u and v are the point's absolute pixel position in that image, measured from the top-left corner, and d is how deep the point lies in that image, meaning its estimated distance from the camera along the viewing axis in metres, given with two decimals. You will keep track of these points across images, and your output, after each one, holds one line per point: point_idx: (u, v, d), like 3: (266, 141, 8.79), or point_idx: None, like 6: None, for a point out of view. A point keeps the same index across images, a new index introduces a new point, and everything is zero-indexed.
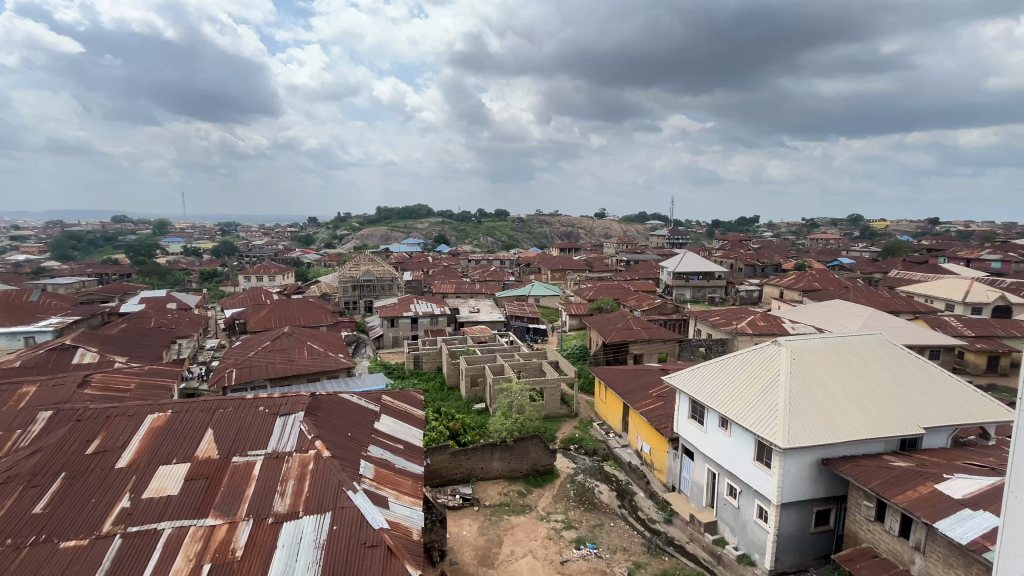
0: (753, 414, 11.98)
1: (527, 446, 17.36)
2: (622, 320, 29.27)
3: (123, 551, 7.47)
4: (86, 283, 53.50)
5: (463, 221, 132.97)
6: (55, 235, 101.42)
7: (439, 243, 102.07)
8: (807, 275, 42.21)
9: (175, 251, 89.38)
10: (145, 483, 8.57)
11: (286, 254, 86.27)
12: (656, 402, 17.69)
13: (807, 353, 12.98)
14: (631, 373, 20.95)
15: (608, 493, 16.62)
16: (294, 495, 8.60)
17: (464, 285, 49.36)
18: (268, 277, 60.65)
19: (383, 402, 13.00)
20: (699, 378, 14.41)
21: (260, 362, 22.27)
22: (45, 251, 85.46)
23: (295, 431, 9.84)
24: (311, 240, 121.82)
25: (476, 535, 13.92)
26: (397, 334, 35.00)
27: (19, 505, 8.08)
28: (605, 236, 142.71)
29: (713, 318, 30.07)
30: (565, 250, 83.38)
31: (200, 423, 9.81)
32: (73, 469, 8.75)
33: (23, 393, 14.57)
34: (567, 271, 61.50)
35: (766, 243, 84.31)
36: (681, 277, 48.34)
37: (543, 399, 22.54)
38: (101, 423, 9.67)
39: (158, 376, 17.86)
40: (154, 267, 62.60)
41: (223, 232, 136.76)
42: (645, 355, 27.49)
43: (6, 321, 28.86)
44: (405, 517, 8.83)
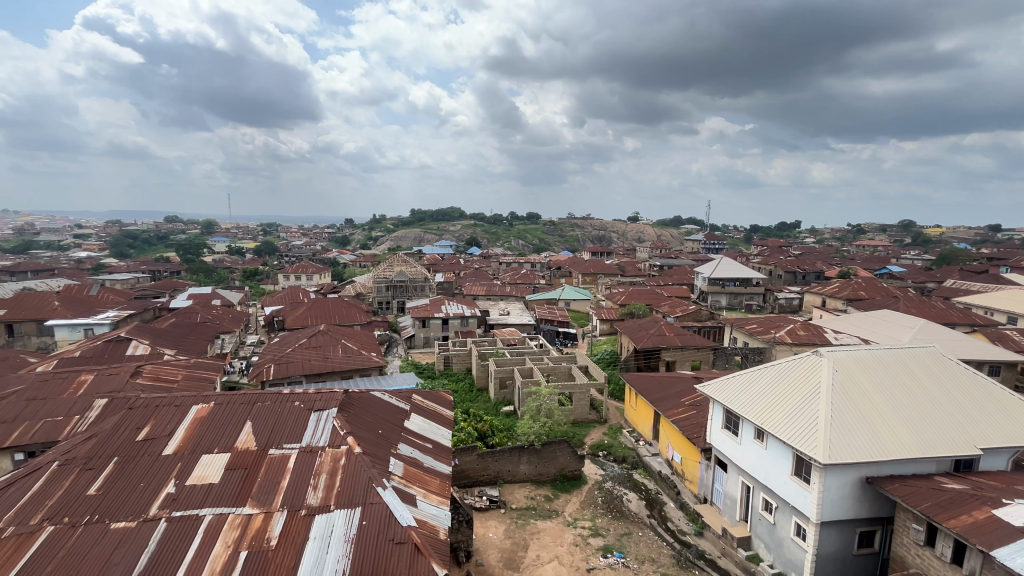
0: (792, 426, 11.53)
1: (555, 450, 17.24)
2: (654, 325, 28.72)
3: (167, 535, 7.86)
4: (140, 280, 56.80)
5: (495, 224, 133.75)
6: (113, 234, 107.92)
7: (471, 246, 103.06)
8: (853, 283, 40.27)
9: (222, 250, 93.61)
10: (189, 470, 9.00)
11: (323, 254, 89.09)
12: (688, 411, 17.28)
13: (851, 364, 12.39)
14: (662, 380, 20.52)
15: (637, 502, 16.31)
16: (326, 489, 8.83)
17: (494, 287, 49.56)
18: (306, 276, 62.66)
19: (413, 401, 13.21)
20: (734, 388, 13.97)
21: (296, 358, 23.07)
22: (105, 249, 91.11)
23: (328, 426, 10.12)
24: (346, 241, 125.15)
25: (502, 538, 13.92)
26: (428, 334, 35.47)
27: (75, 486, 8.62)
28: (638, 240, 140.49)
29: (750, 326, 29.14)
30: (597, 254, 82.67)
31: (239, 415, 10.22)
32: (124, 454, 9.25)
33: (82, 380, 15.57)
34: (599, 276, 60.91)
35: (809, 250, 81.11)
36: (717, 283, 46.98)
37: (571, 404, 22.38)
38: (150, 412, 10.20)
39: (202, 369, 18.75)
40: (202, 265, 65.86)
41: (265, 233, 142.52)
42: (678, 362, 26.92)
43: (69, 313, 31.00)
44: (433, 516, 8.91)
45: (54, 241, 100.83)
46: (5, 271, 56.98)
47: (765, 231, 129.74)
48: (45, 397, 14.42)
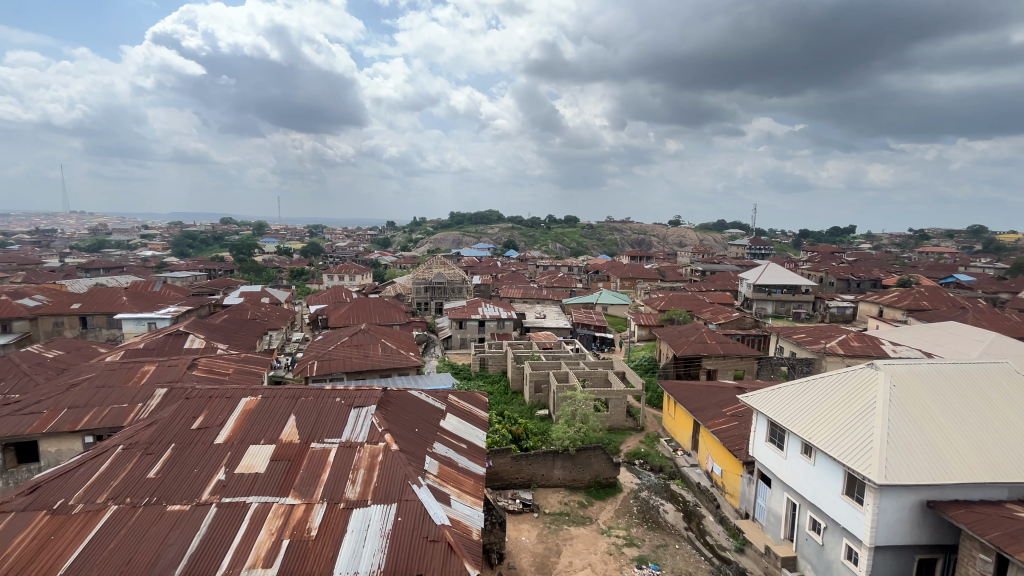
0: (843, 442, 10.90)
1: (590, 457, 17.04)
2: (695, 333, 27.88)
3: (217, 520, 8.28)
4: (198, 277, 60.40)
5: (533, 227, 133.98)
6: (175, 234, 115.31)
7: (508, 249, 103.73)
8: (914, 292, 37.73)
9: (272, 250, 98.17)
10: (238, 459, 9.46)
11: (366, 255, 91.88)
12: (730, 422, 16.66)
13: (911, 379, 11.58)
14: (702, 389, 19.87)
15: (674, 513, 15.88)
16: (364, 484, 9.06)
17: (531, 290, 49.59)
18: (349, 277, 64.83)
19: (449, 401, 13.38)
20: (780, 401, 13.36)
21: (338, 355, 23.87)
22: (167, 249, 97.49)
23: (367, 424, 10.38)
24: (388, 242, 128.61)
25: (535, 542, 13.83)
26: (464, 335, 35.84)
27: (136, 469, 9.23)
28: (679, 244, 137.25)
29: (798, 336, 27.82)
30: (636, 258, 81.40)
31: (285, 408, 10.67)
32: (180, 441, 9.83)
33: (145, 370, 16.68)
34: (638, 280, 59.90)
35: (865, 256, 76.85)
36: (762, 290, 45.18)
37: (607, 410, 22.01)
38: (204, 402, 10.79)
39: (251, 363, 19.72)
40: (254, 264, 69.30)
41: (311, 234, 148.62)
42: (719, 371, 26.01)
43: (135, 308, 33.31)
44: (466, 516, 8.97)
45: (123, 241, 108.85)
46: (82, 268, 62.04)
47: (815, 236, 123.81)
48: (113, 385, 15.53)
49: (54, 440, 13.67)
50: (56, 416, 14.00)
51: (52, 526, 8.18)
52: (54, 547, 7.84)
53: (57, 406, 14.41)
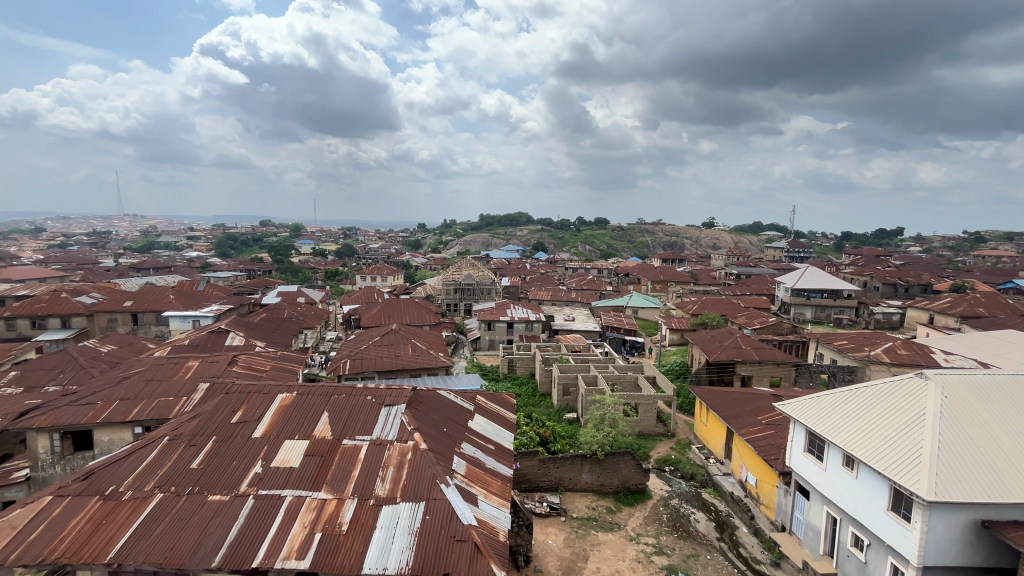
0: (888, 455, 10.36)
1: (619, 461, 16.81)
2: (729, 337, 27.13)
3: (253, 511, 8.58)
4: (239, 277, 63.02)
5: (562, 228, 133.51)
6: (219, 236, 120.67)
7: (537, 251, 103.69)
8: (968, 298, 35.56)
9: (307, 251, 101.51)
10: (274, 453, 9.78)
11: (397, 257, 93.81)
12: (765, 430, 16.12)
13: (964, 390, 10.90)
14: (736, 396, 19.27)
15: (705, 522, 15.47)
16: (393, 481, 9.22)
17: (560, 292, 49.33)
18: (381, 278, 66.37)
19: (477, 402, 13.46)
20: (820, 410, 12.84)
21: (370, 355, 24.38)
22: (211, 250, 102.41)
23: (397, 422, 10.55)
24: (419, 244, 130.88)
25: (562, 546, 13.73)
26: (493, 337, 36.02)
27: (180, 460, 9.67)
28: (712, 247, 134.18)
29: (839, 343, 26.67)
30: (668, 261, 79.82)
31: (318, 405, 10.97)
32: (221, 434, 10.25)
33: (189, 365, 17.50)
34: (669, 283, 58.88)
35: (914, 259, 72.91)
36: (801, 295, 43.47)
37: (636, 415, 21.68)
38: (243, 397, 11.22)
39: (287, 360, 20.38)
40: (291, 265, 71.81)
41: (345, 236, 152.86)
42: (755, 378, 25.20)
43: (181, 306, 35.06)
44: (493, 517, 9.00)
45: (171, 243, 114.68)
46: (134, 267, 65.74)
47: (859, 238, 118.39)
48: (160, 378, 16.37)
49: (107, 429, 14.48)
50: (109, 407, 14.82)
51: (104, 511, 8.65)
52: (106, 532, 8.29)
53: (110, 397, 15.27)
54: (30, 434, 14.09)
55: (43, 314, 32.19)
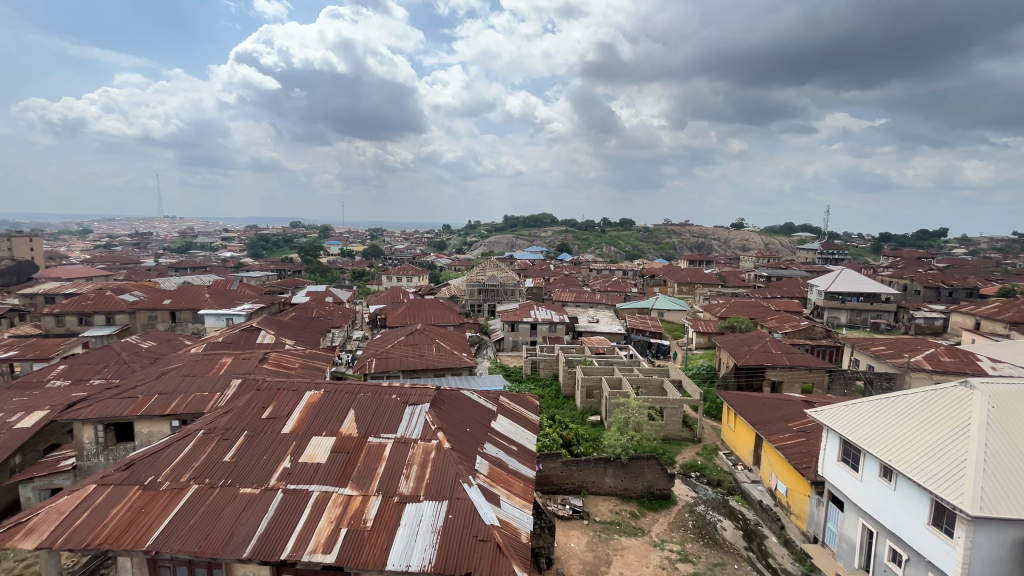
0: (929, 467, 9.89)
1: (643, 466, 16.57)
2: (758, 342, 26.38)
3: (282, 505, 8.81)
4: (271, 277, 65.02)
5: (587, 229, 132.78)
6: (252, 237, 124.49)
7: (561, 252, 103.38)
8: (1018, 302, 33.64)
9: (335, 252, 103.91)
10: (302, 449, 10.02)
11: (423, 257, 95.05)
12: (797, 438, 15.63)
13: (1013, 401, 10.30)
14: (766, 402, 18.72)
15: (732, 530, 15.09)
16: (417, 479, 9.32)
17: (584, 294, 48.96)
18: (407, 278, 67.39)
19: (500, 402, 13.49)
20: (855, 418, 12.37)
21: (395, 354, 24.73)
22: (245, 250, 106.08)
23: (420, 421, 10.66)
24: (443, 245, 132.21)
25: (584, 549, 13.63)
26: (516, 338, 36.05)
27: (214, 453, 10.00)
28: (741, 248, 131.12)
29: (877, 348, 25.64)
30: (695, 263, 78.24)
31: (345, 402, 11.18)
32: (252, 429, 10.57)
33: (223, 362, 18.12)
34: (696, 285, 57.76)
35: (959, 262, 69.53)
36: (836, 298, 41.97)
37: (661, 419, 21.33)
38: (273, 393, 11.51)
39: (315, 358, 20.88)
40: (320, 265, 73.60)
41: (372, 237, 155.70)
42: (785, 384, 24.48)
43: (216, 305, 36.37)
44: (515, 518, 9.00)
45: (206, 243, 118.95)
46: (172, 267, 68.37)
47: (898, 240, 113.62)
48: (196, 374, 16.99)
49: (147, 422, 15.14)
50: (148, 401, 15.46)
51: (143, 500, 9.04)
52: (145, 520, 8.65)
53: (149, 391, 15.94)
54: (77, 425, 14.84)
55: (89, 312, 33.84)
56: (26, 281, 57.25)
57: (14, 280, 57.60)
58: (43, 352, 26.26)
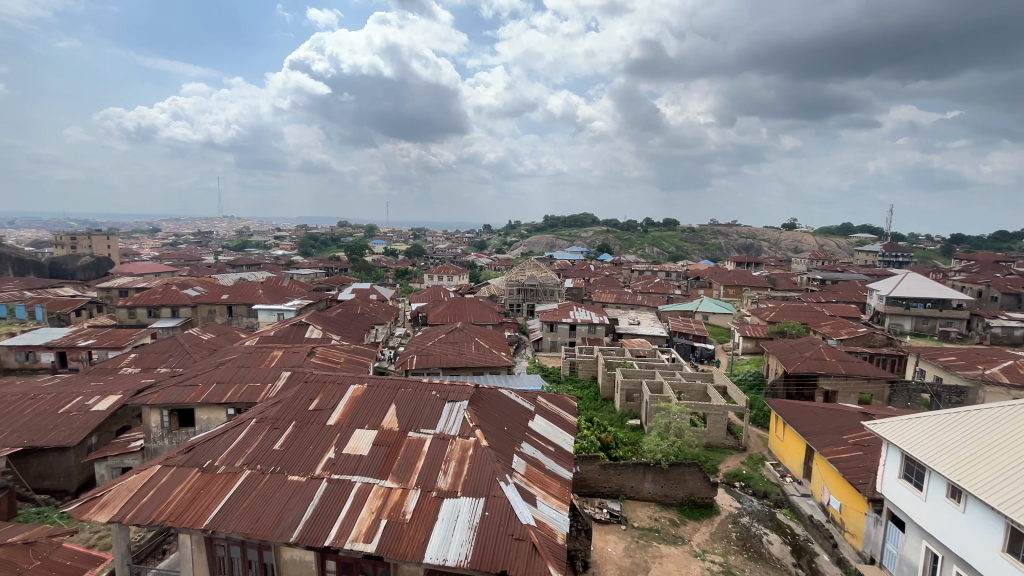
0: (1002, 488, 9.11)
1: (684, 473, 16.12)
2: (810, 348, 25.04)
3: (326, 494, 9.16)
4: (319, 275, 67.78)
5: (629, 229, 130.39)
6: (302, 236, 130.16)
7: (602, 252, 102.00)
8: None
9: (379, 250, 106.97)
10: (345, 441, 10.38)
11: (463, 257, 95.56)
12: (852, 451, 14.73)
13: None
14: (819, 412, 17.72)
15: (780, 545, 14.41)
16: (455, 475, 9.45)
17: (625, 295, 48.10)
18: (448, 277, 68.57)
19: (537, 402, 13.48)
20: (919, 433, 11.53)
21: (435, 351, 25.18)
22: (295, 249, 111.10)
23: (459, 418, 10.80)
24: (484, 245, 133.61)
25: (622, 555, 13.39)
26: (555, 338, 35.92)
27: (265, 441, 10.52)
28: (793, 250, 125.03)
29: (946, 359, 23.78)
30: (743, 265, 75.29)
31: (386, 397, 11.50)
32: (300, 419, 11.05)
33: (274, 355, 19.08)
34: (744, 288, 55.54)
35: None
36: (899, 303, 39.27)
37: (705, 426, 20.65)
38: (319, 386, 11.97)
39: (359, 353, 21.61)
40: (364, 263, 75.87)
41: (415, 237, 159.15)
42: (840, 394, 23.06)
43: (268, 300, 38.32)
44: (552, 519, 8.96)
45: (260, 242, 125.23)
46: (230, 264, 72.43)
47: (972, 241, 105.39)
48: (250, 365, 17.99)
49: (206, 409, 16.16)
50: (207, 389, 16.49)
51: (202, 482, 9.64)
52: (203, 500, 9.24)
53: (208, 380, 17.01)
54: (145, 409, 16.03)
55: (157, 305, 36.51)
56: (103, 275, 62.42)
57: (93, 274, 62.90)
58: (116, 341, 28.53)
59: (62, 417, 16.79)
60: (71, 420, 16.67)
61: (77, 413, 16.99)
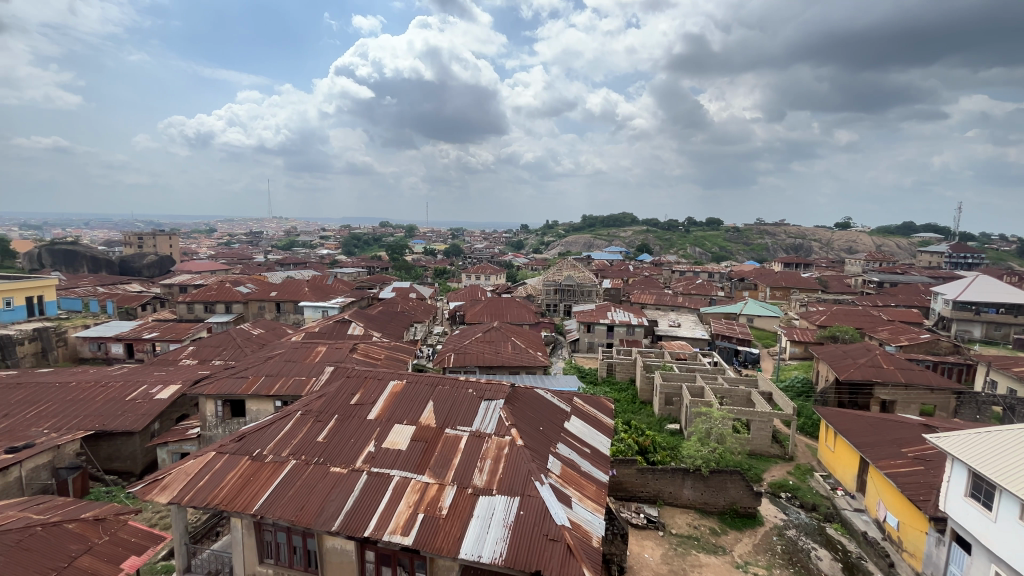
0: None
1: (726, 481, 15.59)
2: (865, 355, 23.63)
3: (366, 487, 9.42)
4: (361, 273, 69.97)
5: (670, 229, 127.21)
6: (346, 237, 134.62)
7: (642, 252, 99.96)
8: None
9: (419, 250, 109.22)
10: (385, 435, 10.65)
11: (501, 257, 95.92)
12: (913, 466, 13.79)
13: None
14: (874, 423, 16.70)
15: (830, 561, 13.68)
16: (490, 473, 9.54)
17: (665, 296, 46.98)
18: (485, 277, 69.17)
19: (574, 403, 13.37)
20: (989, 449, 10.66)
21: (472, 350, 25.45)
22: (339, 249, 115.01)
23: (495, 416, 10.86)
24: (521, 245, 133.83)
25: (659, 562, 13.10)
26: (592, 339, 35.57)
27: (309, 433, 10.94)
28: (848, 250, 118.41)
29: (1021, 370, 21.88)
30: (791, 267, 71.99)
31: (424, 394, 11.72)
32: (342, 414, 11.42)
33: (319, 350, 19.88)
34: (792, 290, 53.13)
35: None
36: (968, 308, 36.47)
37: (748, 433, 19.86)
38: (361, 381, 12.35)
39: (398, 350, 22.16)
40: (404, 263, 77.55)
41: (453, 237, 161.28)
42: (899, 404, 21.66)
43: (313, 297, 39.94)
44: (587, 521, 8.88)
45: (307, 241, 130.35)
46: (279, 262, 75.69)
47: None
48: (296, 360, 18.80)
49: (256, 401, 16.99)
50: (257, 381, 17.37)
51: (251, 470, 10.15)
52: (252, 487, 9.72)
53: (258, 373, 17.91)
54: (202, 399, 17.04)
55: (212, 301, 38.74)
56: (166, 273, 66.89)
57: (157, 271, 67.47)
58: (177, 334, 30.46)
59: (129, 404, 18.11)
60: (136, 407, 17.96)
61: (142, 401, 18.29)
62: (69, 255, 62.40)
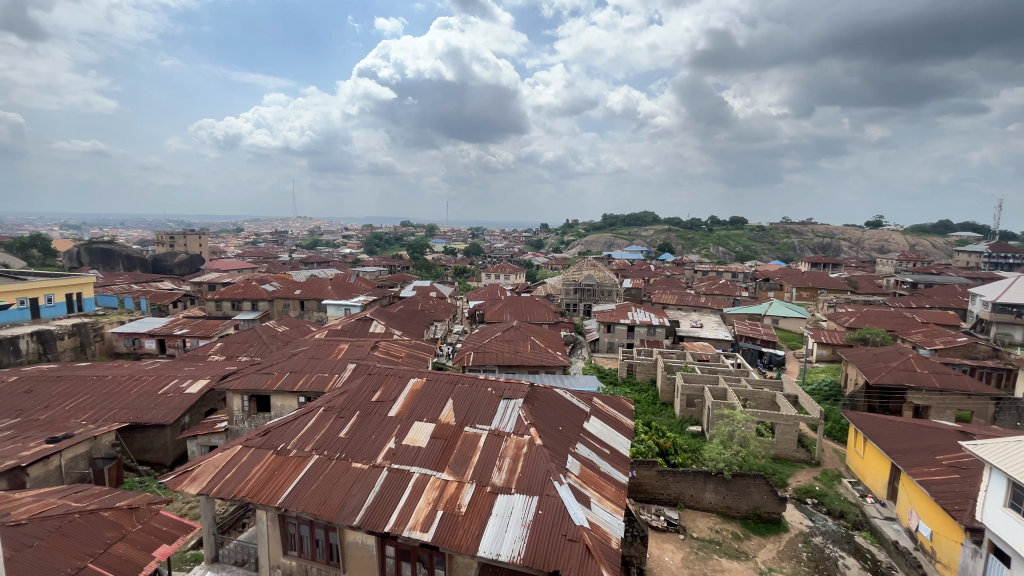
0: None
1: (749, 485, 15.27)
2: (897, 358, 22.85)
3: (386, 483, 9.54)
4: (382, 272, 70.82)
5: (693, 228, 125.13)
6: (368, 236, 136.31)
7: (663, 252, 98.57)
8: None
9: (439, 250, 109.95)
10: (405, 433, 10.77)
11: (520, 257, 95.67)
12: (947, 474, 13.28)
13: None
14: (906, 428, 16.12)
15: (858, 570, 13.28)
16: (509, 472, 9.55)
17: (687, 296, 46.20)
18: (504, 276, 69.23)
19: (594, 404, 13.28)
20: None
21: (491, 349, 25.50)
22: (361, 248, 116.76)
23: (514, 416, 10.86)
24: (541, 245, 133.43)
25: (679, 565, 12.94)
26: (612, 339, 35.25)
27: (331, 429, 11.13)
28: (879, 249, 114.55)
29: None
30: (819, 267, 69.97)
31: (444, 392, 11.80)
32: (363, 410, 11.59)
33: (341, 347, 20.22)
34: (820, 291, 51.68)
35: None
36: (1008, 311, 34.91)
37: (773, 437, 19.40)
38: (381, 379, 12.51)
39: (419, 348, 22.39)
40: (425, 262, 78.23)
41: (473, 237, 161.87)
42: (934, 409, 20.91)
43: (336, 296, 40.64)
44: (606, 522, 8.82)
45: (330, 241, 132.62)
46: (303, 262, 77.17)
47: None
48: (319, 357, 19.17)
49: (281, 397, 17.40)
50: (281, 377, 17.79)
51: (276, 464, 10.39)
52: (277, 481, 9.96)
53: (282, 369, 18.31)
54: (229, 394, 17.51)
55: (239, 298, 39.80)
56: (196, 271, 68.96)
57: (187, 270, 69.61)
58: (206, 330, 31.40)
59: (160, 397, 18.76)
60: (167, 400, 18.59)
61: (173, 395, 18.91)
62: (105, 255, 64.82)
